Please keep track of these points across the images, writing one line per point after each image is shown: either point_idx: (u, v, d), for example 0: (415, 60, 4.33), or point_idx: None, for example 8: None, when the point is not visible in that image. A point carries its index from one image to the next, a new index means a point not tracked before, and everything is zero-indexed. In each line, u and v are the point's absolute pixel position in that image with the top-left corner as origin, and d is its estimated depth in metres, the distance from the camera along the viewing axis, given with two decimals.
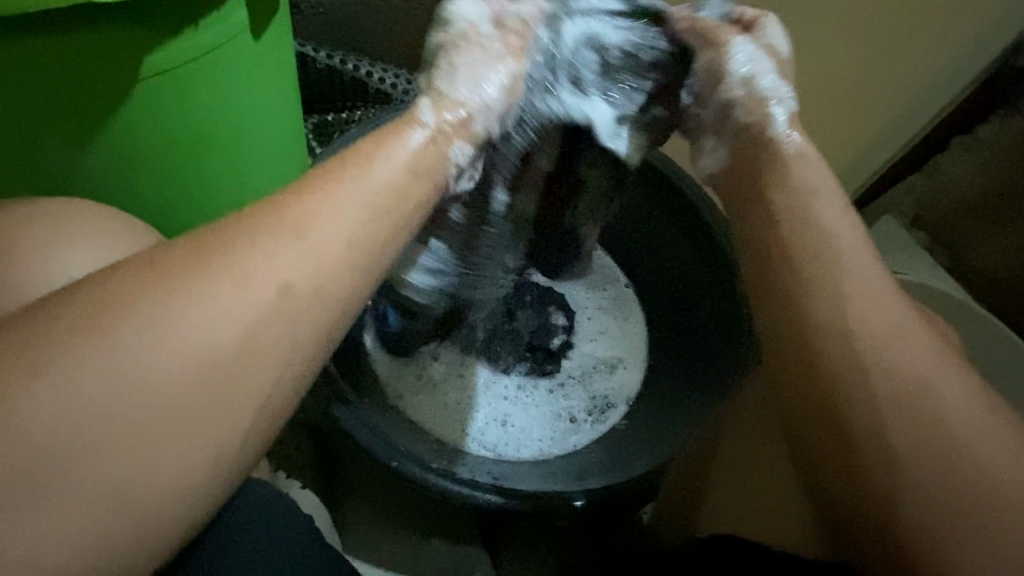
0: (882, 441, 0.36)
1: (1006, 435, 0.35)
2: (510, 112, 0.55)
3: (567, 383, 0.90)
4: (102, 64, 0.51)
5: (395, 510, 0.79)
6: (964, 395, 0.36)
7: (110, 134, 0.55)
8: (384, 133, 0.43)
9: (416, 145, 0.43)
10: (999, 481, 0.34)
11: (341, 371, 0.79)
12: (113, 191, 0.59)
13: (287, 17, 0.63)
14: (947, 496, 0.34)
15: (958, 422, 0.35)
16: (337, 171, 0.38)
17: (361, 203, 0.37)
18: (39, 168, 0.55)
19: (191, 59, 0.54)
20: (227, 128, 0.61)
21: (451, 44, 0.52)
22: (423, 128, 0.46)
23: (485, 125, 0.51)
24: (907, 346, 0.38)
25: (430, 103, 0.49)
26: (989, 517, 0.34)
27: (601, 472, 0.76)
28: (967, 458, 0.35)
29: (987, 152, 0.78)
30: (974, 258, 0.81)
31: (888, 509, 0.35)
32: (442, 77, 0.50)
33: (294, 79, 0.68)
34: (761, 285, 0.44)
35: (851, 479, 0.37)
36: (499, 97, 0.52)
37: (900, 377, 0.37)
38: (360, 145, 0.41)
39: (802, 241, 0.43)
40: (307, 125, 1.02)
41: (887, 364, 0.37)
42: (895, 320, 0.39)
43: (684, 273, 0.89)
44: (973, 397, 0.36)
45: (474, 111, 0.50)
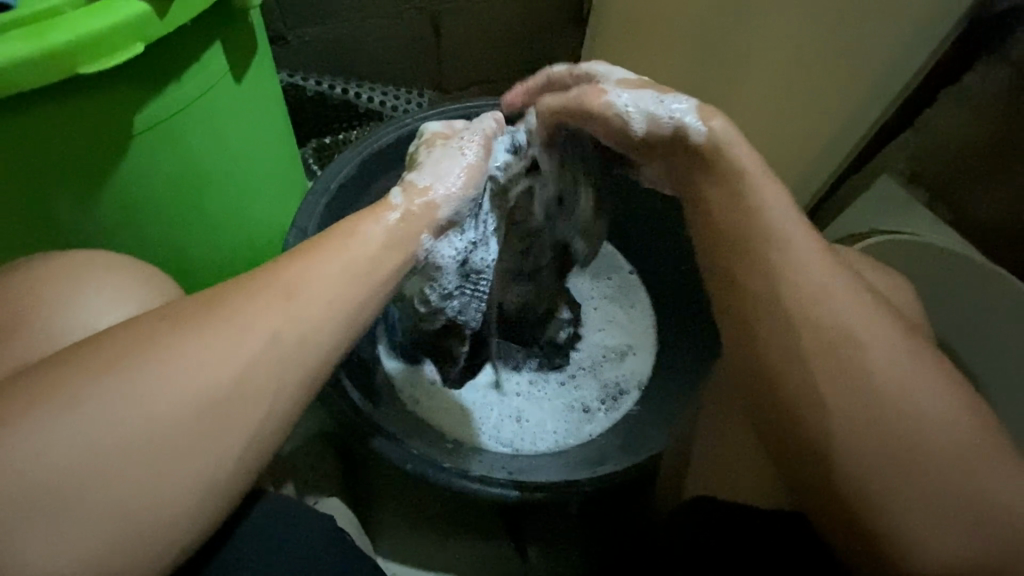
0: (840, 393, 0.39)
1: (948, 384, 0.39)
2: (473, 181, 0.60)
3: (578, 373, 0.92)
4: (93, 127, 0.54)
5: (419, 508, 0.83)
6: (904, 352, 0.40)
7: (111, 192, 0.58)
8: (367, 210, 0.51)
9: (392, 222, 0.51)
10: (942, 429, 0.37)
11: (351, 373, 0.83)
12: (123, 241, 0.62)
13: (261, 55, 0.66)
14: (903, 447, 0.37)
15: (900, 375, 0.39)
16: (339, 240, 0.46)
17: (345, 256, 0.45)
18: (52, 230, 0.59)
19: (177, 111, 0.58)
20: (219, 169, 0.65)
21: (432, 146, 0.63)
22: (396, 208, 0.53)
23: (451, 207, 0.58)
24: (847, 306, 0.41)
25: (397, 188, 0.56)
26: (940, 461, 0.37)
27: (616, 456, 0.78)
28: (913, 412, 0.38)
29: (976, 101, 0.76)
30: (973, 210, 0.80)
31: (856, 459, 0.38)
32: (421, 167, 0.60)
33: (278, 110, 0.72)
34: (720, 263, 0.47)
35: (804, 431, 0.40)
36: (461, 178, 0.59)
37: (839, 332, 0.40)
38: (353, 219, 0.49)
39: (757, 216, 0.46)
40: (305, 150, 1.07)
41: (829, 323, 0.40)
42: (841, 283, 0.42)
43: (689, 270, 0.90)
44: (907, 347, 0.40)
45: (441, 194, 0.57)
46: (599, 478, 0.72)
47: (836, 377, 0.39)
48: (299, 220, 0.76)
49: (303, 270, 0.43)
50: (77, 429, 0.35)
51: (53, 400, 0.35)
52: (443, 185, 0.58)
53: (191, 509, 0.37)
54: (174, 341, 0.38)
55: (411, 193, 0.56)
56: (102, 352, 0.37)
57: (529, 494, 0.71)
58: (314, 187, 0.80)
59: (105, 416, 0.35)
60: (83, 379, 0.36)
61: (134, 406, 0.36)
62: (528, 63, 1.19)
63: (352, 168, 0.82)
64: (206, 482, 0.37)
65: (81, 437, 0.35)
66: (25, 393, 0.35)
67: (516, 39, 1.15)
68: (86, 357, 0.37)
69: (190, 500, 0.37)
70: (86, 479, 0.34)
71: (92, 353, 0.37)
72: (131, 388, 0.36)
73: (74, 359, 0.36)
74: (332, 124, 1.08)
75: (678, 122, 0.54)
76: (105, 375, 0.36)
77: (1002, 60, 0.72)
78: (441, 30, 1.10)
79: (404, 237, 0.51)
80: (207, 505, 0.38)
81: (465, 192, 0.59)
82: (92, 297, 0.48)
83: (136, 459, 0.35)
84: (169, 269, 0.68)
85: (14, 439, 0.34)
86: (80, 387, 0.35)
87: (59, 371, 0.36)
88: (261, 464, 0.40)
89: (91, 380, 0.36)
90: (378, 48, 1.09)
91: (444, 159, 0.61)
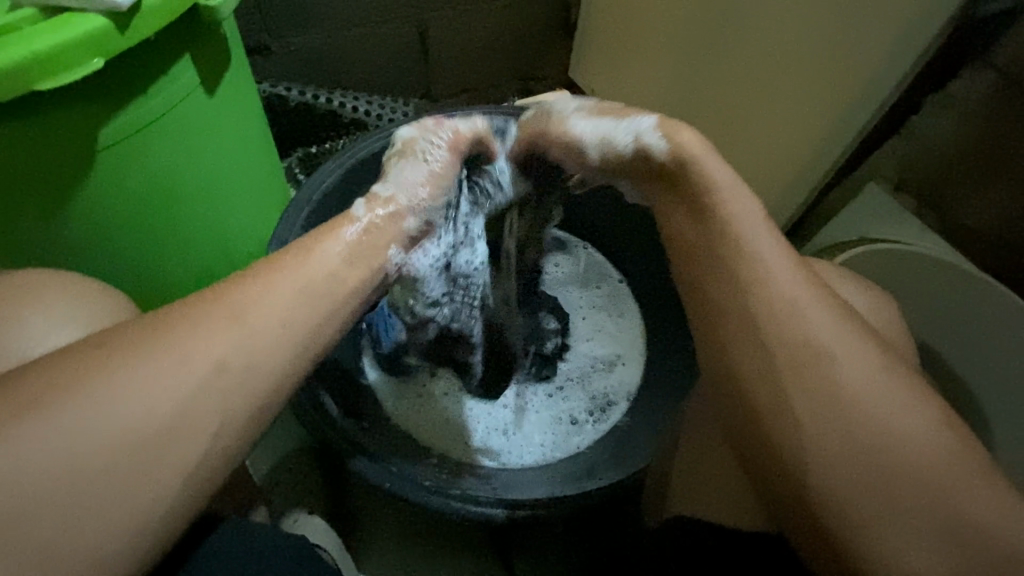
0: (816, 414, 0.38)
1: (928, 405, 0.38)
2: (441, 192, 0.59)
3: (565, 384, 0.91)
4: (55, 143, 0.53)
5: (403, 522, 0.81)
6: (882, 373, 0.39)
7: (79, 207, 0.57)
8: (330, 228, 0.49)
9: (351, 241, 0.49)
10: (922, 451, 0.36)
11: (331, 387, 0.81)
12: (94, 256, 0.61)
13: (236, 66, 0.65)
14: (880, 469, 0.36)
15: (877, 397, 0.38)
16: (305, 259, 0.45)
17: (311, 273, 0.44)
18: (20, 246, 0.57)
19: (145, 125, 0.57)
20: (192, 183, 0.64)
21: (400, 154, 0.60)
22: (358, 221, 0.52)
23: (417, 217, 0.57)
24: (822, 323, 0.40)
25: (361, 200, 0.55)
26: (917, 485, 0.36)
27: (603, 470, 0.77)
28: (892, 434, 0.37)
29: (961, 108, 0.75)
30: (961, 218, 0.80)
31: (833, 483, 0.36)
32: (387, 178, 0.58)
33: (255, 121, 0.70)
34: (694, 278, 0.46)
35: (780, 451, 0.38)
36: (426, 191, 0.58)
37: (815, 351, 0.39)
38: (317, 237, 0.48)
39: (731, 230, 0.45)
40: (290, 160, 1.06)
41: (802, 341, 0.40)
42: (818, 299, 0.41)
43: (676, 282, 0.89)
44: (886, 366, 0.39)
45: (404, 207, 0.56)
46: (582, 494, 0.70)
47: (811, 400, 0.38)
48: (279, 233, 0.74)
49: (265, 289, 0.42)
50: (19, 458, 0.33)
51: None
52: (408, 199, 0.57)
53: (140, 539, 0.36)
54: (130, 365, 0.37)
55: (376, 206, 0.54)
56: (50, 376, 0.36)
57: (513, 512, 0.70)
58: (296, 198, 0.79)
59: (53, 444, 0.34)
60: (30, 402, 0.34)
61: (83, 432, 0.35)
62: (517, 70, 1.18)
63: (334, 180, 0.81)
64: (156, 509, 0.36)
65: (23, 465, 0.33)
66: None
67: (504, 46, 1.15)
68: (34, 382, 0.35)
69: (137, 530, 0.36)
70: (27, 510, 0.33)
71: (40, 378, 0.36)
72: (78, 414, 0.35)
73: (24, 385, 0.35)
74: (317, 134, 1.07)
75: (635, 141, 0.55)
76: (50, 402, 0.34)
77: (987, 67, 0.72)
78: (427, 38, 1.09)
79: (371, 255, 0.50)
80: (158, 534, 0.36)
81: (433, 205, 0.58)
82: (54, 318, 0.47)
83: (82, 489, 0.34)
84: (144, 284, 0.67)
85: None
86: (25, 413, 0.34)
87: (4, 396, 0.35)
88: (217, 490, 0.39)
89: (40, 407, 0.34)
90: (363, 57, 1.08)
91: (410, 171, 0.58)
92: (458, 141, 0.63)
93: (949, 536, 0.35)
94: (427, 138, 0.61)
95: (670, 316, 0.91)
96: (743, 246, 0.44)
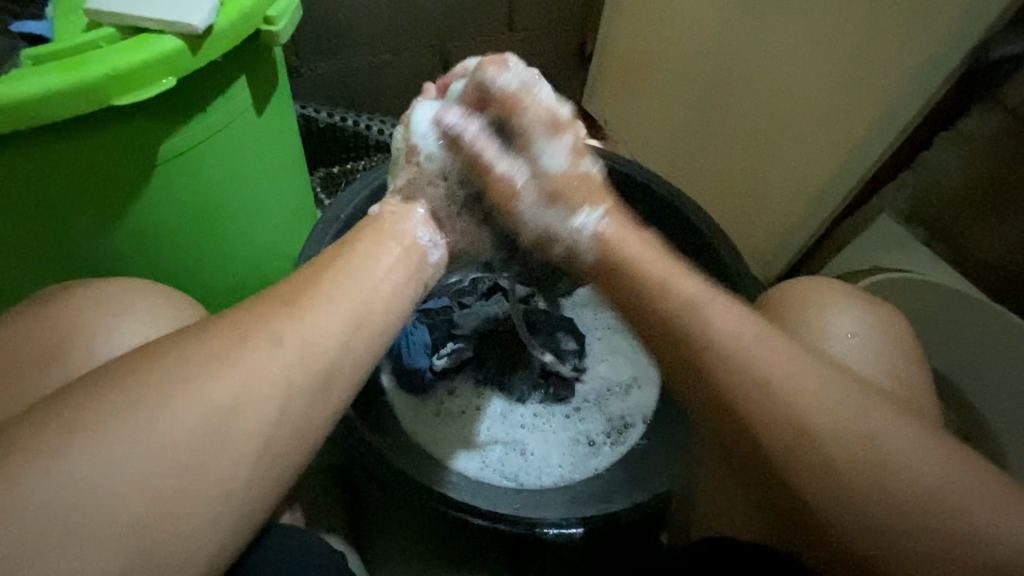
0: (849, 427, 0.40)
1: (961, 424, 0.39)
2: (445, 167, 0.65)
3: (583, 407, 0.91)
4: (116, 157, 0.55)
5: (420, 543, 0.80)
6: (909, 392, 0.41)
7: (130, 218, 0.59)
8: (381, 234, 0.55)
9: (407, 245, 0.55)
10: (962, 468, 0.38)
11: (354, 403, 0.82)
12: (136, 267, 0.63)
13: (284, 89, 0.68)
14: (920, 485, 0.37)
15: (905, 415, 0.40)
16: (350, 267, 0.49)
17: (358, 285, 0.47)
18: (69, 255, 0.59)
19: (199, 141, 0.59)
20: (235, 199, 0.66)
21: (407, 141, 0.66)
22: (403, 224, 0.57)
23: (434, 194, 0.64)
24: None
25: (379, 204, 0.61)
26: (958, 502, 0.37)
27: (622, 493, 0.76)
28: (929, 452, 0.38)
29: (973, 144, 0.78)
30: (972, 248, 0.82)
31: (877, 498, 0.38)
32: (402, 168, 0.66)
33: (295, 141, 0.73)
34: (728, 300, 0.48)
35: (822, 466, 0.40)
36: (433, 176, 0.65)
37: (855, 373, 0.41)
38: (367, 246, 0.52)
39: None
40: (313, 179, 1.09)
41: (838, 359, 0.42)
42: None
43: None
44: None
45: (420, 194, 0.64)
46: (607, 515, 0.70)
47: (851, 418, 0.40)
48: (308, 249, 0.76)
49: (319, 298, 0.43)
50: (102, 457, 0.35)
51: (80, 426, 0.35)
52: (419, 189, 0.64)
53: (199, 542, 0.37)
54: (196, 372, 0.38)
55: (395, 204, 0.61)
56: (127, 379, 0.37)
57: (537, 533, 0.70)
58: (324, 215, 0.80)
59: (127, 445, 0.35)
60: (111, 404, 0.36)
61: (154, 435, 0.36)
62: None
63: (362, 198, 0.82)
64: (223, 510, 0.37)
65: (100, 470, 0.35)
66: (50, 421, 0.35)
67: None
68: (112, 384, 0.37)
69: (204, 530, 0.37)
70: (102, 512, 0.34)
71: (119, 380, 0.37)
72: (156, 416, 0.36)
73: (96, 389, 0.37)
74: (340, 154, 1.10)
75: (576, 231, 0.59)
76: (127, 406, 0.36)
77: (996, 106, 0.75)
78: (450, 65, 1.12)
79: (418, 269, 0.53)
80: (220, 535, 0.38)
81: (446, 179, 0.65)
82: (107, 325, 0.48)
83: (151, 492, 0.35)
84: None
85: (39, 466, 0.34)
86: (108, 414, 0.36)
87: (85, 396, 0.36)
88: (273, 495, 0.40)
89: (114, 409, 0.36)
90: (388, 81, 1.11)
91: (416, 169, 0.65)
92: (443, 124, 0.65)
93: (995, 550, 0.36)
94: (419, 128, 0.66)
95: None
96: None
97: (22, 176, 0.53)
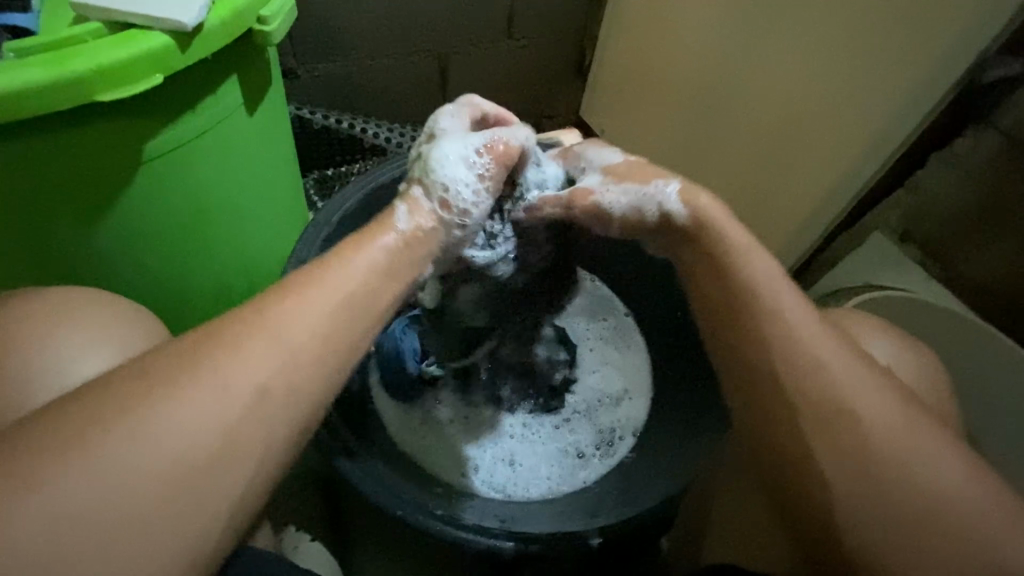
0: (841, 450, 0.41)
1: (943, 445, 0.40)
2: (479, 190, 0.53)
3: (573, 418, 0.90)
4: (101, 155, 0.54)
5: (405, 555, 0.79)
6: (902, 418, 0.41)
7: (116, 218, 0.58)
8: (363, 233, 0.48)
9: (394, 243, 0.48)
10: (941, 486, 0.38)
11: (338, 407, 0.81)
12: (121, 268, 0.61)
13: (276, 90, 0.67)
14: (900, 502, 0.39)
15: (899, 436, 0.41)
16: (330, 262, 0.44)
17: (333, 284, 0.43)
18: (54, 256, 0.58)
19: (189, 139, 0.58)
20: (225, 199, 0.65)
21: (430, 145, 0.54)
22: (395, 230, 0.49)
23: (451, 225, 0.53)
24: (847, 373, 0.42)
25: (405, 209, 0.51)
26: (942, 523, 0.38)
27: (611, 506, 0.75)
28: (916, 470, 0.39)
29: (966, 165, 0.78)
30: (965, 268, 0.82)
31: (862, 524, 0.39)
32: (423, 178, 0.53)
33: (287, 141, 0.72)
34: (724, 318, 0.47)
35: (813, 492, 0.41)
36: (462, 199, 0.52)
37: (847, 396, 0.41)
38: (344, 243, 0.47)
39: (756, 275, 0.47)
40: (307, 182, 1.08)
41: (834, 380, 0.42)
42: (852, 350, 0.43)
43: (689, 326, 0.87)
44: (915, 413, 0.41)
45: (439, 221, 0.52)
46: (595, 530, 0.69)
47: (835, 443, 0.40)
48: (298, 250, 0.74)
49: (297, 300, 0.41)
50: (77, 472, 0.33)
51: (56, 437, 0.34)
52: (445, 213, 0.52)
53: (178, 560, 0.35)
54: (173, 380, 0.36)
55: (422, 222, 0.51)
56: (104, 390, 0.36)
57: (524, 547, 0.68)
58: (316, 218, 0.79)
59: (95, 459, 0.34)
60: (85, 415, 0.34)
61: (125, 449, 0.34)
62: (534, 106, 1.21)
63: (354, 202, 0.81)
64: (207, 528, 0.36)
65: (70, 485, 0.33)
66: (24, 434, 0.34)
67: (522, 83, 1.18)
68: (92, 394, 0.35)
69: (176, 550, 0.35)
70: (69, 529, 0.32)
71: (93, 390, 0.36)
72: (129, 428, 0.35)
73: (68, 399, 0.35)
74: (335, 157, 1.09)
75: (662, 212, 0.53)
76: (98, 418, 0.34)
77: (991, 128, 0.75)
78: (448, 71, 1.12)
79: (405, 255, 0.48)
80: (206, 552, 0.36)
81: (474, 202, 0.53)
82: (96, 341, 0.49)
83: (120, 509, 0.33)
84: (168, 298, 0.67)
85: (10, 480, 0.32)
86: (83, 425, 0.34)
87: (57, 409, 0.35)
88: (255, 509, 0.38)
89: (85, 421, 0.34)
90: (385, 85, 1.10)
91: (434, 191, 0.52)
92: (499, 153, 0.55)
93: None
94: (456, 142, 0.54)
95: (671, 339, 0.91)
96: (773, 293, 0.46)
97: (4, 173, 0.52)
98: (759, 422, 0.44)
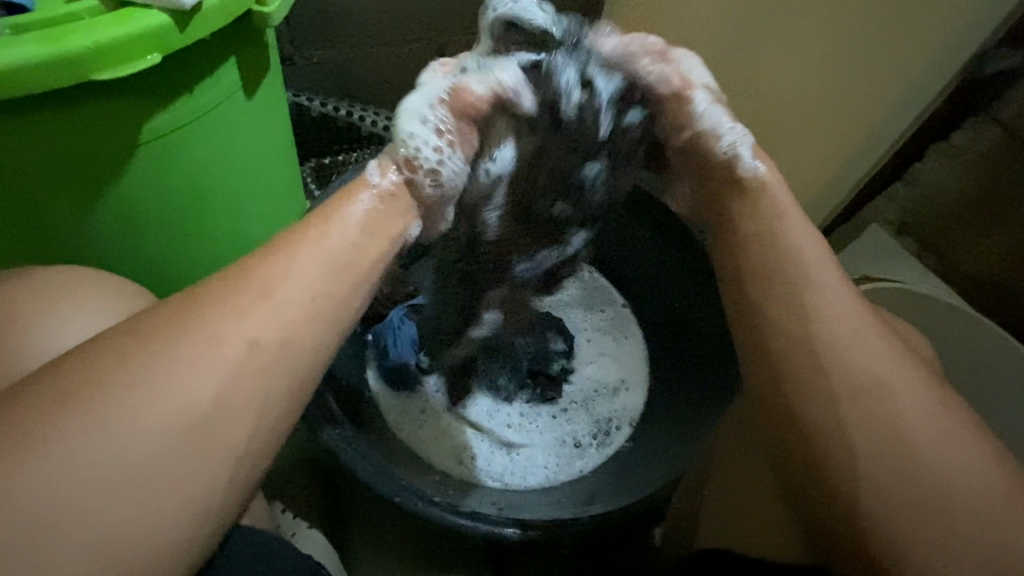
0: (845, 436, 0.40)
1: (944, 431, 0.40)
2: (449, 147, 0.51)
3: (569, 407, 0.89)
4: (97, 135, 0.53)
5: (403, 541, 0.79)
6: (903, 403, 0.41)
7: (112, 199, 0.57)
8: (347, 191, 0.48)
9: (378, 203, 0.48)
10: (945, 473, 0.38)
11: (336, 393, 0.81)
12: (116, 249, 0.61)
13: (274, 73, 0.66)
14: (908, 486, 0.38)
15: (905, 421, 0.40)
16: (322, 231, 0.43)
17: (325, 262, 0.42)
18: (47, 236, 0.57)
19: (187, 121, 0.57)
20: (222, 183, 0.64)
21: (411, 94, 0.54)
22: (373, 186, 0.48)
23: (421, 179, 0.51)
24: (855, 356, 0.42)
25: (375, 164, 0.51)
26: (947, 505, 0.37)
27: (607, 495, 0.75)
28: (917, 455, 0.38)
29: (965, 157, 0.78)
30: (962, 260, 0.83)
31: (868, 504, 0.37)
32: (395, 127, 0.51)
33: (285, 125, 0.71)
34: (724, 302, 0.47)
35: (814, 475, 0.41)
36: (428, 150, 0.50)
37: (847, 381, 0.41)
38: (331, 207, 0.46)
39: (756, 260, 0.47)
40: (305, 169, 1.08)
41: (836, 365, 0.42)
42: (854, 335, 0.43)
43: (690, 316, 0.87)
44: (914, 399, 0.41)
45: (408, 173, 0.50)
46: (592, 517, 0.69)
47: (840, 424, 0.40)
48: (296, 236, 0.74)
49: (292, 276, 0.40)
50: (66, 450, 0.32)
51: (44, 414, 0.33)
52: (414, 161, 0.50)
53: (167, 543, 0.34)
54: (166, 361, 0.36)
55: (391, 171, 0.50)
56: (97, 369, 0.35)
57: (521, 533, 0.69)
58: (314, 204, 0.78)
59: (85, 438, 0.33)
60: (76, 394, 0.34)
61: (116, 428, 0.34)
62: None
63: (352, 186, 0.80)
64: (199, 508, 0.35)
65: (59, 463, 0.32)
66: (16, 408, 0.33)
67: None
68: (85, 372, 0.35)
69: (167, 532, 0.34)
70: (57, 508, 0.32)
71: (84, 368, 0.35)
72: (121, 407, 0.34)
73: (59, 376, 0.34)
74: (332, 145, 1.08)
75: (732, 151, 0.53)
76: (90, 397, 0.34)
77: (991, 119, 0.75)
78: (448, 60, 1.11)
79: (387, 223, 0.47)
80: (197, 534, 0.35)
81: (443, 157, 0.51)
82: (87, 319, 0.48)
83: (110, 489, 0.33)
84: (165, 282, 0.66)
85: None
86: (74, 403, 0.33)
87: (46, 386, 0.34)
88: (247, 492, 0.38)
89: (76, 398, 0.33)
90: (384, 73, 1.09)
91: (405, 136, 0.51)
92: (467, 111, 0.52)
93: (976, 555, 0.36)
94: (431, 92, 0.53)
95: (672, 330, 0.91)
96: (773, 277, 0.46)
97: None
98: (766, 406, 0.44)
